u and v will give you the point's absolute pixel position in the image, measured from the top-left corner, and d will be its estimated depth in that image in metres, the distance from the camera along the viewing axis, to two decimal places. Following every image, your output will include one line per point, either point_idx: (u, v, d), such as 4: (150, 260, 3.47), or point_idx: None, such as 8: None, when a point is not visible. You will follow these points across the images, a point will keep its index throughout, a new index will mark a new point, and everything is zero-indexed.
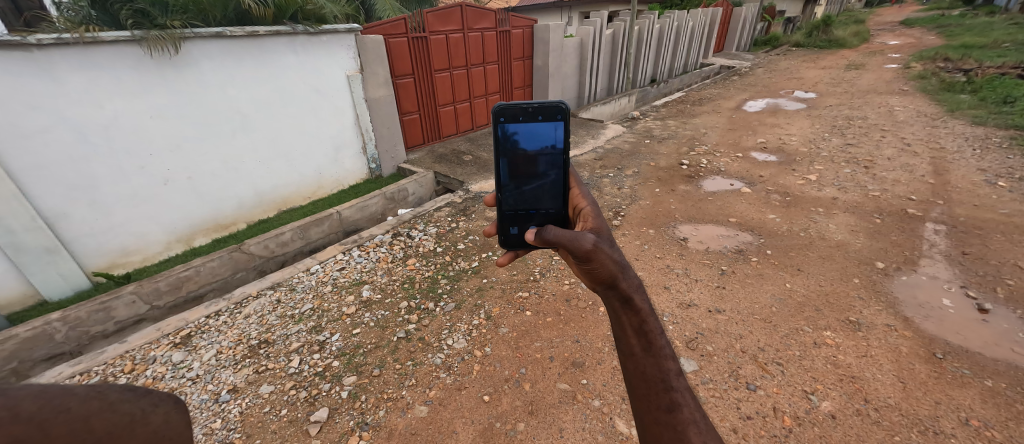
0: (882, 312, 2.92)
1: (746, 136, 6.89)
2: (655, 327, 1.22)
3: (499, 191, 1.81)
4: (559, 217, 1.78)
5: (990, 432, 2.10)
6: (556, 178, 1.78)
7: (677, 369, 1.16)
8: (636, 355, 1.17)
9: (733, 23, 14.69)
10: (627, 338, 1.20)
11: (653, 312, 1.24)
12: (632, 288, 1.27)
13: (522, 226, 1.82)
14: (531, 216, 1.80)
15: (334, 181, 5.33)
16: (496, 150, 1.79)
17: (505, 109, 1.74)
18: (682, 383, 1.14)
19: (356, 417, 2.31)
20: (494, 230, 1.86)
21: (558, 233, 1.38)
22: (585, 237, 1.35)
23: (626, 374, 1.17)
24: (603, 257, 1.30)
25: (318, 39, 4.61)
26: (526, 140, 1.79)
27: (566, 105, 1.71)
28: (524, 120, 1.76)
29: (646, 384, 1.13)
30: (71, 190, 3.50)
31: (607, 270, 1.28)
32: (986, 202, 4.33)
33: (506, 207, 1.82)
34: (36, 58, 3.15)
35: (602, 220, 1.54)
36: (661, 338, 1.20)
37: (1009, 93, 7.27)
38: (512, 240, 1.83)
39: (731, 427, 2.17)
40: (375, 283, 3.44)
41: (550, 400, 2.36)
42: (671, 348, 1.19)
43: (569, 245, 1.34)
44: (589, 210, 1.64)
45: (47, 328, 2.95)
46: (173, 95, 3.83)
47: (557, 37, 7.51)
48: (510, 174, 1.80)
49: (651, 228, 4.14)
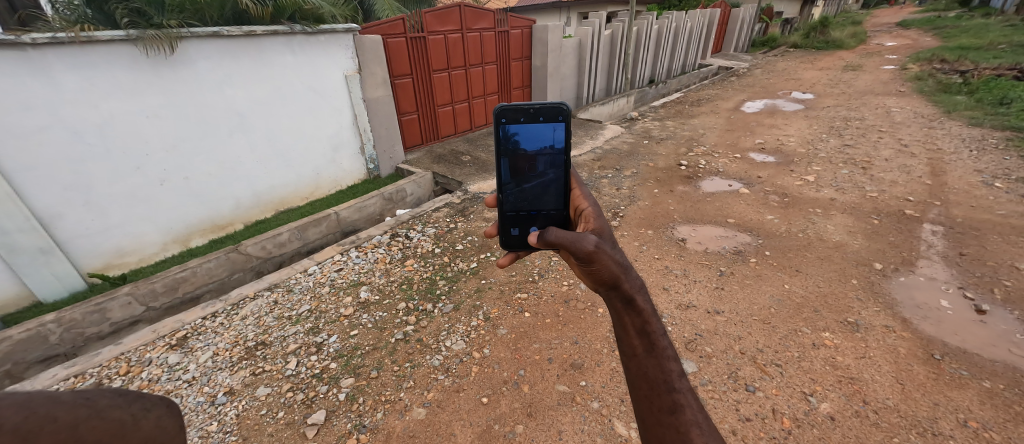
0: (880, 313, 2.92)
1: (744, 136, 6.90)
2: (657, 327, 1.21)
3: (501, 192, 1.80)
4: (560, 218, 1.77)
5: (989, 433, 2.10)
6: (556, 177, 1.77)
7: (679, 370, 1.16)
8: (639, 356, 1.16)
9: (732, 24, 14.74)
10: (629, 339, 1.19)
11: (656, 312, 1.24)
12: (634, 289, 1.27)
13: (524, 227, 1.81)
14: (532, 217, 1.79)
15: (332, 181, 5.31)
16: (496, 151, 1.78)
17: (506, 110, 1.72)
18: (685, 385, 1.13)
19: (353, 419, 2.29)
20: (495, 231, 1.85)
21: (559, 234, 1.36)
22: (587, 238, 1.34)
23: (628, 375, 1.16)
24: (605, 257, 1.29)
25: (316, 39, 4.59)
26: (527, 140, 1.78)
27: (566, 106, 1.69)
28: (525, 121, 1.75)
29: (649, 385, 1.12)
30: (67, 190, 3.48)
31: (609, 271, 1.27)
32: (983, 203, 4.34)
33: (507, 208, 1.81)
34: (30, 58, 3.13)
35: (604, 220, 1.54)
36: (664, 339, 1.20)
37: (1006, 94, 7.31)
38: (513, 241, 1.82)
39: (731, 429, 2.16)
40: (374, 284, 3.43)
41: (549, 402, 2.35)
42: (673, 350, 1.19)
43: (571, 246, 1.33)
44: (591, 211, 1.64)
45: (41, 330, 2.93)
46: (170, 95, 3.80)
47: (557, 37, 7.52)
48: (510, 175, 1.79)
49: (649, 229, 4.14)
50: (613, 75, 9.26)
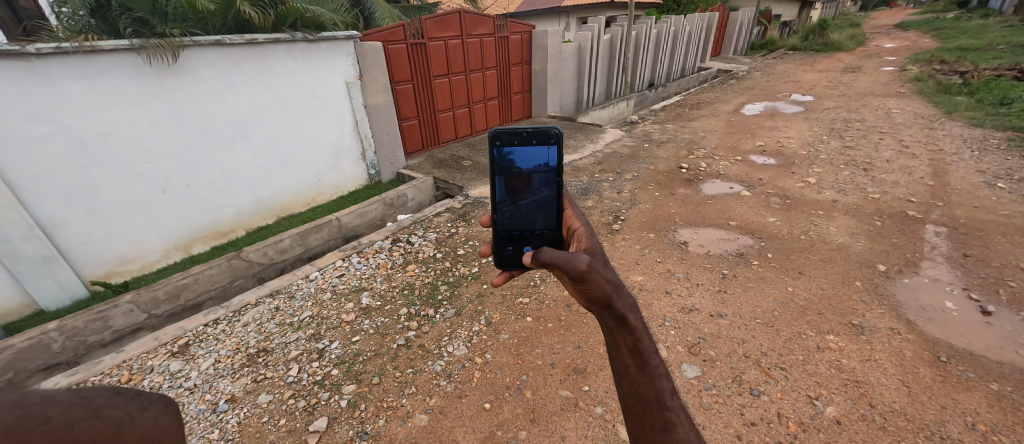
0: (885, 316, 2.90)
1: (745, 139, 6.90)
2: (649, 345, 1.20)
3: (496, 210, 1.80)
4: (554, 237, 1.76)
5: (997, 437, 2.07)
6: (550, 196, 1.76)
7: (671, 388, 1.16)
8: (632, 374, 1.16)
9: (730, 27, 14.82)
10: (622, 356, 1.18)
11: (647, 330, 1.23)
12: (626, 308, 1.26)
13: (518, 245, 1.79)
14: (526, 237, 1.78)
15: (333, 188, 5.32)
16: (491, 170, 1.79)
17: (500, 133, 1.75)
18: (677, 403, 1.13)
19: (355, 426, 2.28)
20: (489, 250, 1.85)
21: (552, 254, 1.36)
22: (580, 258, 1.33)
23: (621, 394, 1.16)
24: (598, 276, 1.28)
25: (317, 46, 4.61)
26: (521, 160, 1.79)
27: (558, 129, 1.71)
28: (519, 144, 1.76)
29: (641, 404, 1.13)
30: (70, 198, 3.49)
31: (603, 290, 1.26)
32: (986, 204, 4.32)
33: (501, 227, 1.79)
34: (34, 67, 3.15)
35: (596, 240, 1.55)
36: (656, 356, 1.20)
37: (1006, 94, 7.31)
38: (507, 261, 1.80)
39: (735, 434, 2.14)
40: (375, 290, 3.42)
41: (552, 407, 2.34)
42: (665, 367, 1.19)
43: (564, 266, 1.33)
44: (583, 230, 1.64)
45: (44, 339, 2.92)
46: (173, 103, 3.82)
47: (556, 43, 7.58)
48: (505, 193, 1.80)
49: (651, 232, 4.12)
50: (613, 80, 9.29)
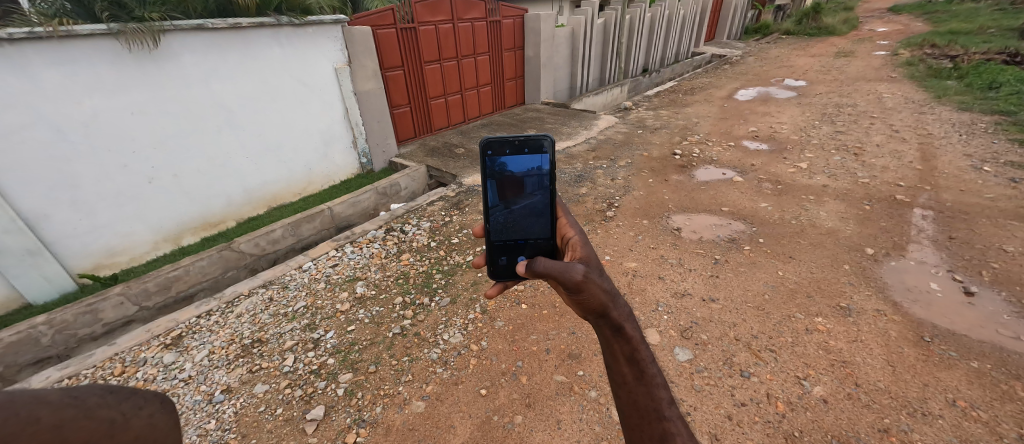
0: (872, 298, 2.96)
1: (738, 124, 6.90)
2: (645, 354, 1.23)
3: (487, 218, 1.77)
4: (549, 247, 1.74)
5: (976, 412, 2.14)
6: (543, 202, 1.75)
7: (669, 397, 1.18)
8: (629, 384, 1.18)
9: (725, 12, 14.70)
10: (619, 367, 1.21)
11: (644, 339, 1.25)
12: (624, 317, 1.27)
13: (512, 256, 1.77)
14: (521, 246, 1.76)
15: (325, 176, 5.25)
16: (483, 175, 1.79)
17: (492, 141, 1.74)
18: (675, 412, 1.15)
19: (352, 414, 2.29)
20: (483, 261, 1.82)
21: (547, 264, 1.35)
22: (576, 267, 1.32)
23: (618, 403, 1.18)
24: (594, 286, 1.28)
25: (304, 31, 4.49)
26: (513, 166, 1.79)
27: (550, 136, 1.72)
28: (511, 151, 1.76)
29: (639, 413, 1.15)
30: (52, 190, 3.41)
31: (598, 300, 1.26)
32: (972, 187, 4.39)
33: (494, 237, 1.78)
34: (8, 54, 3.04)
35: (591, 249, 1.55)
36: (652, 365, 1.22)
37: (994, 79, 7.37)
38: (501, 271, 1.78)
39: (726, 414, 2.19)
40: (369, 279, 3.40)
41: (547, 392, 2.37)
42: (662, 376, 1.21)
43: (559, 276, 1.31)
44: (578, 240, 1.65)
45: (33, 332, 2.89)
46: (154, 91, 3.72)
47: (548, 27, 7.46)
48: (498, 199, 1.78)
49: (645, 219, 4.14)
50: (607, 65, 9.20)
